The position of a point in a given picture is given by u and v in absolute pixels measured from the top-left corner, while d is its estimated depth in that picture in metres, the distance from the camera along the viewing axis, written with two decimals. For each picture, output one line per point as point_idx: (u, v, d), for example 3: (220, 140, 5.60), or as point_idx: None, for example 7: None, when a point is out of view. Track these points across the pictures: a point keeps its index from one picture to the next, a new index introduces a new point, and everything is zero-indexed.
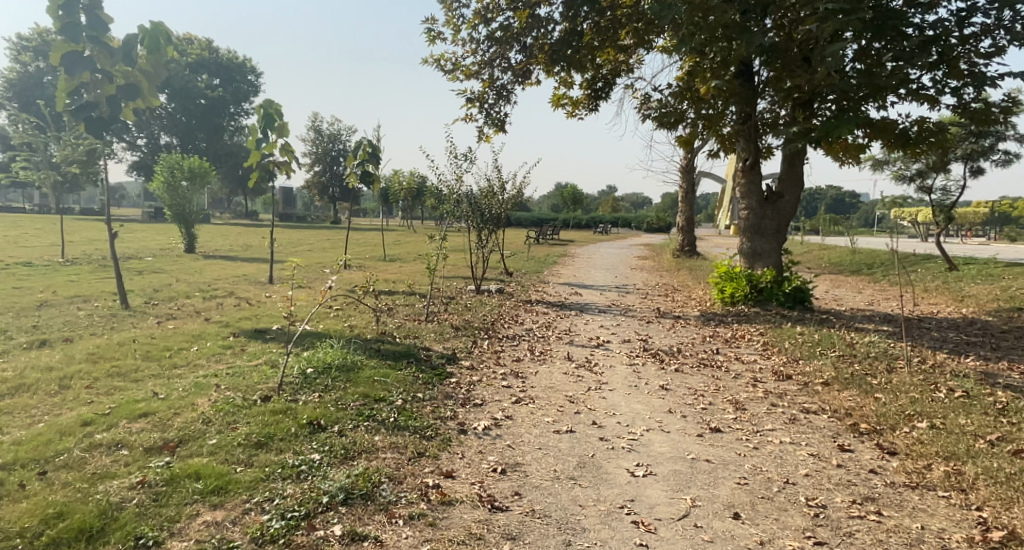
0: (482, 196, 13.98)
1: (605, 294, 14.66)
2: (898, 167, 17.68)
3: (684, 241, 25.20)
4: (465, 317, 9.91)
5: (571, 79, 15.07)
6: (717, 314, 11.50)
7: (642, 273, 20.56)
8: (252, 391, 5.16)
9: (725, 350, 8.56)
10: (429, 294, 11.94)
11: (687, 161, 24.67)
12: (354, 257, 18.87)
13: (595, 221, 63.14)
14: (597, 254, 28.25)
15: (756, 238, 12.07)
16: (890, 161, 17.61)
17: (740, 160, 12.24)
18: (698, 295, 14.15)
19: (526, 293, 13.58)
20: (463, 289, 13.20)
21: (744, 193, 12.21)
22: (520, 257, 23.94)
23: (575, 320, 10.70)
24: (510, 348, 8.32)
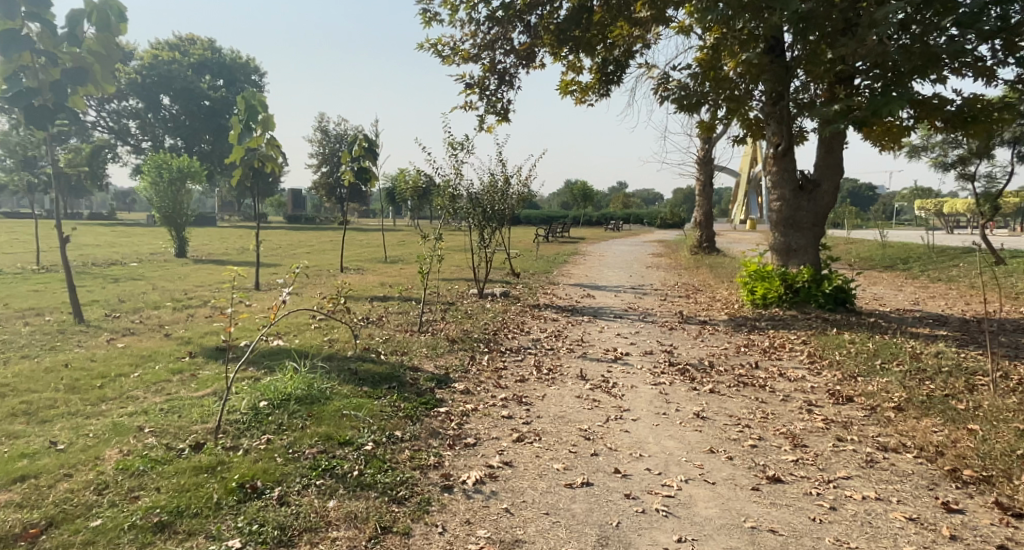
0: (485, 191, 12.86)
1: (620, 296, 13.56)
2: (936, 153, 16.40)
3: (702, 237, 23.98)
4: (465, 327, 8.80)
5: (580, 63, 13.92)
6: (748, 319, 10.32)
7: (659, 272, 19.36)
8: (182, 436, 4.00)
9: (764, 364, 7.38)
10: (427, 301, 10.85)
11: (704, 152, 23.49)
12: (352, 260, 17.83)
13: (607, 218, 61.90)
14: (609, 252, 27.08)
15: (790, 233, 10.89)
16: (927, 147, 16.34)
17: (771, 147, 11.08)
18: (722, 297, 12.98)
19: (534, 297, 12.45)
20: (466, 295, 12.10)
21: (775, 183, 11.04)
22: (529, 257, 22.83)
23: (588, 328, 9.56)
24: (513, 364, 7.20)
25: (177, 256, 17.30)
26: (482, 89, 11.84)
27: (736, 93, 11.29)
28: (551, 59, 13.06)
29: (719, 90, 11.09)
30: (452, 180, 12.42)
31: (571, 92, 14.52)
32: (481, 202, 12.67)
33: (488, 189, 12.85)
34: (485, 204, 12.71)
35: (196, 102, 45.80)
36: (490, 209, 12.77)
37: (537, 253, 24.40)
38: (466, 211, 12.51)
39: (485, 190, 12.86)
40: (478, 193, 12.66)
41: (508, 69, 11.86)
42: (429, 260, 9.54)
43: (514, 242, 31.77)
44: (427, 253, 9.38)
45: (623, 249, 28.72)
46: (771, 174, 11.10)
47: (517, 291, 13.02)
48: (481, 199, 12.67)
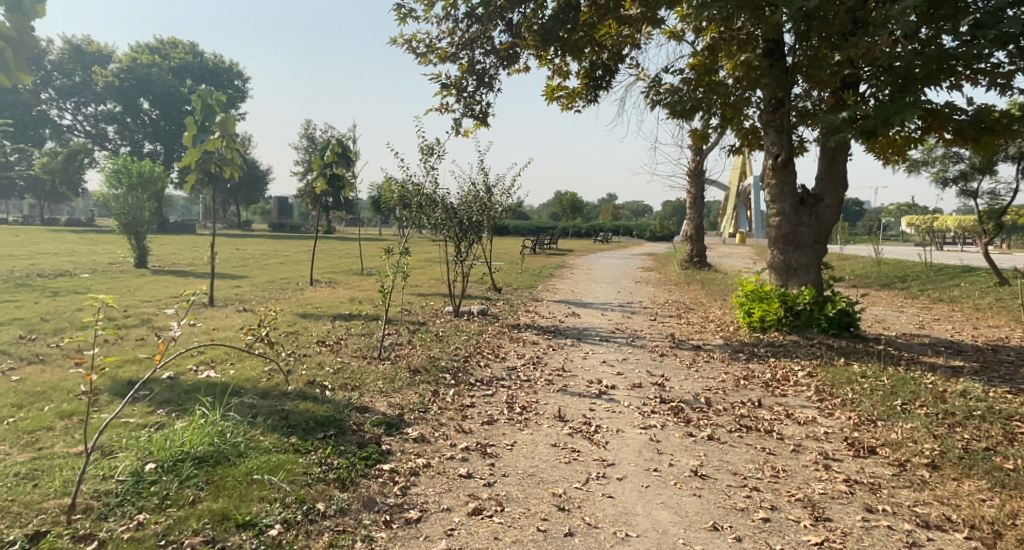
0: (462, 202, 11.93)
1: (606, 315, 12.66)
2: (936, 168, 15.72)
3: (692, 251, 23.20)
4: (432, 353, 7.85)
5: (566, 67, 13.10)
6: (745, 345, 9.43)
7: (648, 288, 18.53)
8: (24, 519, 3.07)
9: (768, 401, 6.48)
10: (396, 321, 9.90)
11: (696, 164, 22.77)
12: (324, 272, 16.86)
13: (596, 230, 61.22)
14: (596, 266, 26.23)
15: (790, 250, 10.05)
16: (927, 162, 15.65)
17: (769, 158, 10.27)
18: (715, 318, 12.10)
19: (514, 316, 11.51)
20: (439, 313, 11.15)
21: (774, 196, 10.20)
22: (514, 270, 21.99)
23: (571, 353, 8.63)
24: (481, 400, 6.24)
25: (135, 266, 16.56)
26: (459, 89, 11.08)
27: (732, 99, 10.47)
28: (535, 60, 12.21)
29: (714, 95, 10.27)
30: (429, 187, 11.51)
31: (558, 98, 13.67)
32: (458, 212, 11.74)
33: (464, 198, 11.96)
34: (462, 215, 11.78)
35: (177, 106, 44.73)
36: (469, 219, 11.85)
37: (523, 266, 23.50)
38: (440, 221, 11.58)
39: (462, 199, 11.96)
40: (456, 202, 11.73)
41: (489, 69, 11.05)
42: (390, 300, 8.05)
43: (501, 254, 30.87)
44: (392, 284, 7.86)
45: (612, 263, 27.91)
46: (769, 187, 10.26)
47: (496, 310, 12.08)
48: (458, 208, 11.75)
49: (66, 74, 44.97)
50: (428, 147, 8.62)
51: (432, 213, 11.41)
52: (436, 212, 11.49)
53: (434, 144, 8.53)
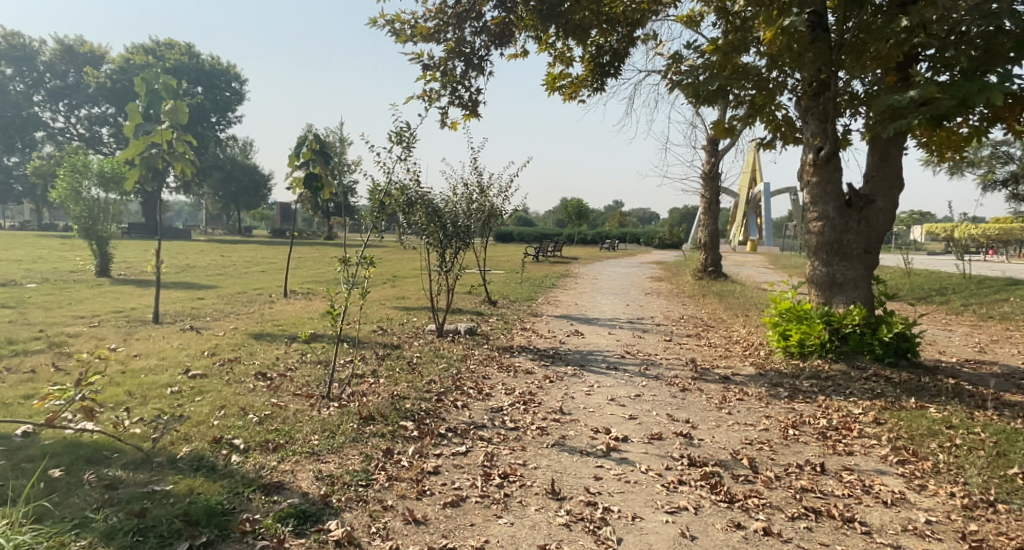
0: (449, 204, 10.35)
1: (615, 334, 11.06)
2: (983, 169, 14.06)
3: (707, 260, 21.64)
4: (397, 389, 6.28)
5: (570, 51, 11.59)
6: (783, 377, 7.82)
7: (659, 301, 16.94)
8: None
9: (833, 465, 4.87)
10: (364, 343, 8.32)
11: (710, 165, 21.29)
12: (304, 282, 15.36)
13: (602, 237, 59.67)
14: (603, 275, 24.62)
15: (834, 261, 8.46)
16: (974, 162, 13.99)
17: (808, 152, 8.68)
18: (741, 340, 10.47)
19: (507, 337, 9.91)
20: (419, 333, 9.58)
21: (815, 197, 8.60)
22: (514, 281, 20.47)
23: (573, 387, 7.05)
24: (450, 462, 4.66)
25: (96, 275, 15.28)
26: (444, 72, 9.66)
27: (764, 82, 8.89)
28: (534, 41, 10.69)
29: (742, 78, 8.71)
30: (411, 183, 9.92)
31: (560, 89, 12.17)
32: (445, 213, 10.09)
33: (450, 200, 10.41)
34: (449, 218, 10.10)
35: None
36: (457, 221, 10.23)
37: (523, 275, 21.93)
38: (422, 226, 9.95)
39: (450, 199, 10.38)
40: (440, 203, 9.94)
41: (478, 49, 9.59)
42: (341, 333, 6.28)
43: (502, 262, 29.33)
44: (347, 304, 6.23)
45: (619, 272, 26.33)
46: (809, 186, 8.67)
47: (487, 329, 10.46)
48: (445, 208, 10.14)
49: (58, 75, 44.06)
50: (397, 129, 7.05)
51: (413, 212, 9.76)
52: (419, 210, 9.78)
53: (404, 129, 6.98)
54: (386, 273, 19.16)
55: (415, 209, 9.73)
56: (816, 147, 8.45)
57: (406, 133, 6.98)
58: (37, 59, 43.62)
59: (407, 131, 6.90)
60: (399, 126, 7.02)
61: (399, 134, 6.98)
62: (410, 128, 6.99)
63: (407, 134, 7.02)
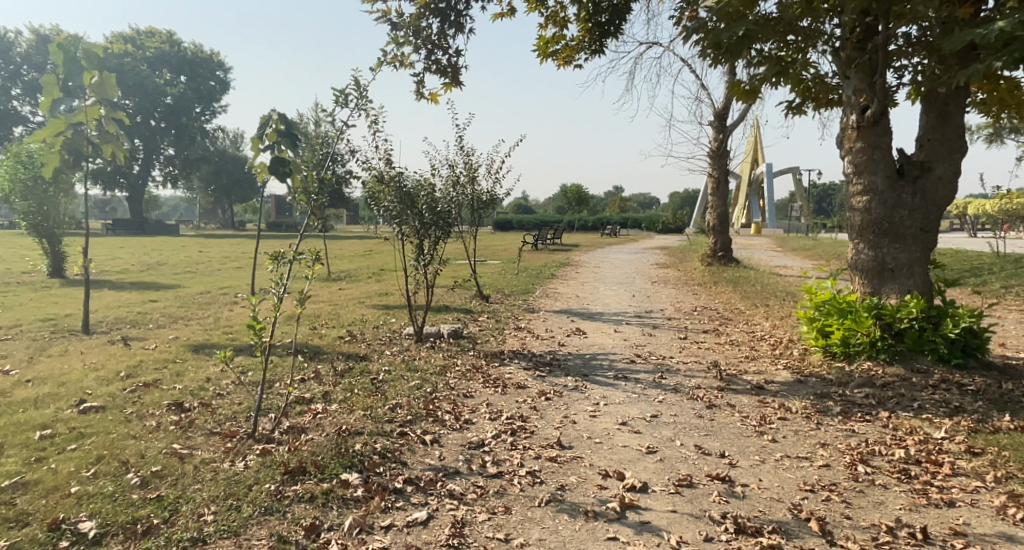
0: (427, 186, 8.51)
1: (621, 332, 9.67)
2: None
3: (716, 243, 20.28)
4: (349, 420, 4.91)
5: (564, 10, 10.15)
6: (828, 386, 6.46)
7: (668, 290, 15.56)
8: None
9: (936, 528, 3.52)
10: (323, 354, 6.95)
11: (718, 144, 19.96)
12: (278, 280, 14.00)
13: (603, 223, 58.28)
14: (605, 263, 23.20)
15: (884, 243, 7.09)
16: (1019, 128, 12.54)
17: (850, 113, 7.28)
18: (767, 337, 9.10)
19: (497, 341, 8.53)
20: (394, 339, 8.20)
21: (859, 166, 7.21)
22: (511, 271, 19.09)
23: (575, 408, 5.67)
24: (402, 541, 3.31)
25: (47, 276, 14.11)
26: (417, 31, 8.23)
27: (798, 28, 7.45)
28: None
29: (771, 26, 7.32)
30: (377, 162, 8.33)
31: (554, 55, 10.76)
32: (425, 192, 8.40)
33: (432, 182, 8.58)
34: (428, 198, 8.37)
35: (155, 98, 40.81)
36: (437, 206, 8.41)
37: (521, 266, 20.53)
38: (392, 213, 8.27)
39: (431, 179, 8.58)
40: (415, 185, 8.33)
41: (456, 3, 8.16)
42: (265, 351, 5.07)
43: (499, 252, 27.90)
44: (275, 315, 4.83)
45: (622, 259, 24.90)
46: (851, 154, 7.27)
47: (474, 331, 9.06)
48: (426, 188, 8.43)
49: (36, 67, 42.44)
50: (340, 86, 5.34)
51: (382, 195, 8.21)
52: (388, 194, 8.23)
53: (353, 87, 5.36)
54: (372, 266, 17.77)
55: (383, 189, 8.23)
56: (860, 105, 7.04)
57: (351, 93, 5.27)
58: (13, 51, 42.00)
59: (354, 91, 5.21)
60: (346, 85, 5.35)
61: (343, 95, 5.25)
62: (362, 88, 5.30)
63: (354, 95, 5.31)
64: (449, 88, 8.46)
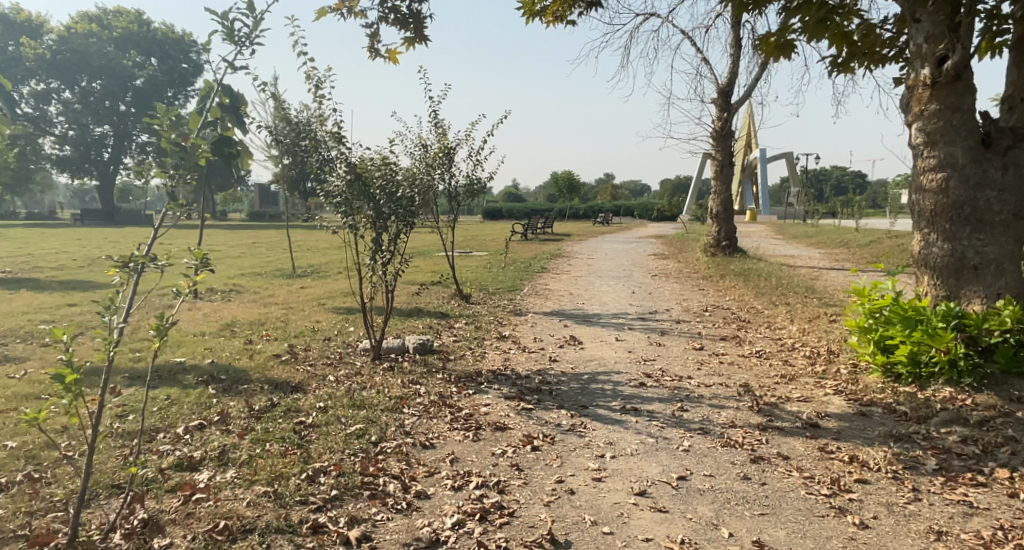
0: (382, 163, 6.85)
1: (623, 343, 8.15)
2: None
3: (720, 233, 18.81)
4: (240, 504, 3.31)
5: None
6: (904, 422, 4.92)
7: (671, 286, 14.06)
8: None
9: None
10: (245, 379, 5.36)
11: (722, 124, 18.45)
12: (232, 277, 12.34)
13: (596, 211, 56.76)
14: (599, 254, 21.66)
15: (966, 231, 5.63)
16: None
17: (922, 66, 5.79)
18: (799, 349, 7.59)
19: (475, 359, 6.97)
20: (346, 356, 6.61)
21: (932, 135, 5.73)
22: (498, 265, 17.50)
23: (572, 467, 4.11)
24: None
25: None
26: None
27: None
28: None
29: None
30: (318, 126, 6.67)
31: (539, 15, 9.24)
32: (378, 170, 6.80)
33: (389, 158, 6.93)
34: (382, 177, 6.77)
35: (122, 81, 38.68)
36: (394, 189, 6.77)
37: (507, 258, 18.94)
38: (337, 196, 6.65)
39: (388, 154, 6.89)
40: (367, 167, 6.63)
41: None
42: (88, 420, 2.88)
43: (486, 243, 26.36)
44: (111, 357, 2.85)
45: (617, 249, 23.39)
46: (922, 119, 5.80)
47: (447, 344, 7.47)
48: (382, 164, 6.80)
49: None
50: (225, 11, 3.62)
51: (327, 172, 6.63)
52: (332, 171, 6.64)
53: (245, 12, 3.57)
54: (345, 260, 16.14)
55: (327, 164, 6.66)
56: (938, 57, 5.65)
57: (242, 26, 3.53)
58: None
59: (247, 21, 3.48)
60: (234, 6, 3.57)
61: (231, 28, 3.53)
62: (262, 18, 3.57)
63: (247, 27, 3.59)
64: (411, 45, 6.83)
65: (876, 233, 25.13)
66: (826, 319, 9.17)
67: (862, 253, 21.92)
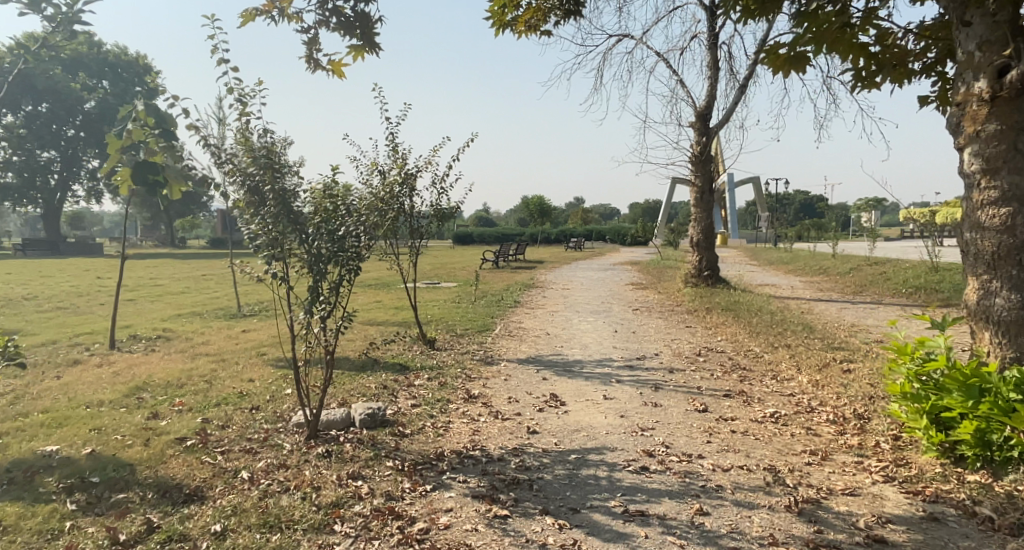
0: (325, 192, 5.57)
1: (612, 404, 6.96)
2: None
3: (701, 262, 17.87)
4: None
5: None
6: (990, 535, 3.80)
7: (654, 322, 12.99)
8: None
9: None
10: (123, 482, 4.02)
11: (701, 149, 17.60)
12: (164, 320, 10.90)
13: (567, 236, 56.02)
14: (574, 284, 20.56)
15: None
16: None
17: (976, 78, 4.77)
18: (816, 414, 6.48)
19: (437, 436, 5.71)
20: (275, 434, 5.28)
21: (992, 161, 4.70)
22: (467, 299, 16.30)
23: None
24: None
25: None
26: None
27: None
28: None
29: None
30: (242, 146, 5.42)
31: (510, 26, 8.13)
32: (318, 201, 5.52)
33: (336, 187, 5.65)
34: (320, 208, 5.49)
35: (69, 104, 36.98)
36: (334, 227, 5.49)
37: (477, 290, 17.72)
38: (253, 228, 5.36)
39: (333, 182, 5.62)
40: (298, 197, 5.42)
41: None
42: None
43: (455, 272, 25.12)
44: None
45: (592, 279, 22.38)
46: (980, 142, 4.75)
47: (403, 414, 6.21)
48: (324, 194, 5.54)
49: None
50: None
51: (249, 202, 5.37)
52: (257, 203, 5.40)
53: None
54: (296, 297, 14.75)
55: (249, 192, 5.42)
56: (997, 66, 4.61)
57: None
58: None
59: None
60: None
61: None
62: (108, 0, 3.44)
63: None
64: (357, 54, 5.53)
65: (853, 261, 24.66)
66: (835, 371, 8.14)
67: (843, 282, 21.27)
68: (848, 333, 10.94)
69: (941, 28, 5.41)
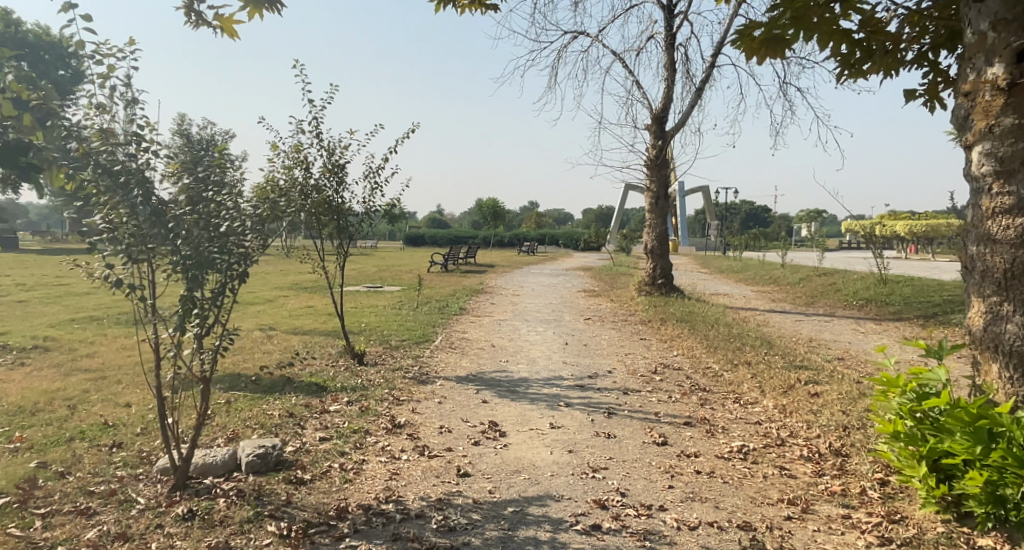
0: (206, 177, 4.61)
1: (557, 435, 6.08)
2: None
3: (655, 269, 17.22)
4: None
5: None
6: None
7: (606, 333, 12.22)
8: None
9: None
10: None
11: (656, 151, 16.96)
12: (54, 330, 9.61)
13: (519, 239, 55.34)
14: (524, 290, 19.73)
15: None
16: None
17: (989, 63, 4.01)
18: (788, 449, 5.69)
19: (343, 483, 4.79)
20: (130, 485, 4.42)
21: (1007, 162, 3.96)
22: (409, 304, 15.27)
23: None
24: None
25: None
26: None
27: None
28: None
29: None
30: (93, 119, 4.28)
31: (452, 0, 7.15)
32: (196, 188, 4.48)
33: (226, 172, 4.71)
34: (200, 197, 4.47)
35: None
36: (216, 221, 4.47)
37: (421, 295, 16.74)
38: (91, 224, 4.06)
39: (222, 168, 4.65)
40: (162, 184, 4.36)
41: None
42: None
43: (401, 275, 24.03)
44: None
45: (543, 284, 21.61)
46: (994, 139, 3.99)
47: (307, 454, 5.25)
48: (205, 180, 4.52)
49: None
50: None
51: (100, 187, 4.15)
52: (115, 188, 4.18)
53: None
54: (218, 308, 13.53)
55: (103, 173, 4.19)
56: (1017, 48, 3.85)
57: None
58: None
59: None
60: None
61: None
62: None
63: None
64: (254, 11, 4.46)
65: (804, 269, 24.54)
66: (802, 395, 7.40)
67: (794, 292, 20.90)
68: (808, 349, 10.29)
69: (943, 6, 4.65)
